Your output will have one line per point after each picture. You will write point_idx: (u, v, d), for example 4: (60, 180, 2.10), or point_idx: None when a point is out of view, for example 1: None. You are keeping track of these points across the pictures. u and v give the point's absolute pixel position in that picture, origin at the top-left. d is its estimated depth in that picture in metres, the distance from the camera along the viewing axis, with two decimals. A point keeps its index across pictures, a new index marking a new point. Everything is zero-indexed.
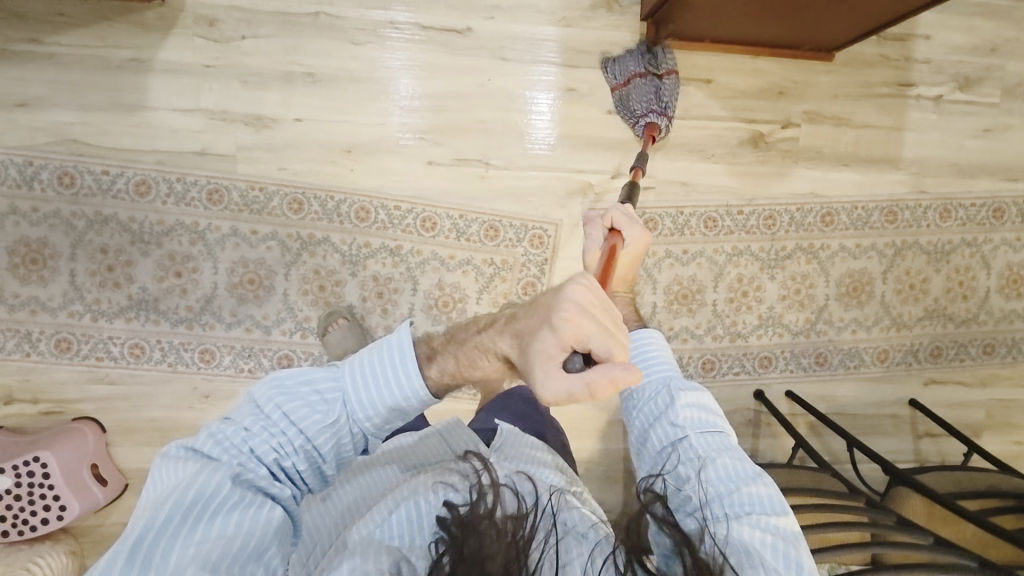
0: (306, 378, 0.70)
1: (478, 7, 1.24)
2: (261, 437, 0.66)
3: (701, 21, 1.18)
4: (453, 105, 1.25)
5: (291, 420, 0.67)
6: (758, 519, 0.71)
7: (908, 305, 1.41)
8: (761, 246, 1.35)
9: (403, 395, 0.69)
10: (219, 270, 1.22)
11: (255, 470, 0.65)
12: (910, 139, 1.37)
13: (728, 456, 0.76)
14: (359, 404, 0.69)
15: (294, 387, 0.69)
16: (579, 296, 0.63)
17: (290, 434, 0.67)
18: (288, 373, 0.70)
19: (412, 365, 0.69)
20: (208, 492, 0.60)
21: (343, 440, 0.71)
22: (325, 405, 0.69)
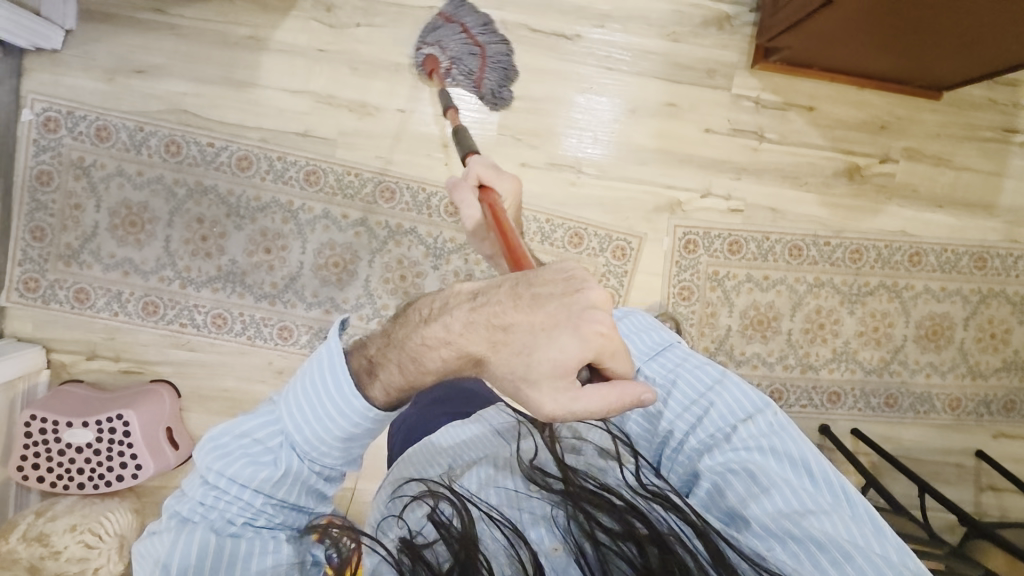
0: (236, 430, 0.63)
1: (590, 14, 1.23)
2: (224, 495, 0.60)
3: (820, 45, 1.15)
4: (552, 109, 1.25)
5: (242, 471, 0.61)
6: (744, 428, 0.69)
7: (987, 355, 1.38)
8: (844, 280, 1.33)
9: (351, 421, 0.62)
10: (307, 251, 1.24)
11: (231, 523, 0.60)
12: (1008, 186, 1.34)
13: (687, 372, 0.76)
14: (303, 436, 0.63)
15: (226, 444, 0.62)
16: (576, 297, 0.55)
17: (247, 495, 0.61)
18: (216, 429, 0.63)
19: (346, 385, 0.62)
20: (205, 556, 0.58)
21: (310, 480, 0.65)
22: (269, 455, 0.63)
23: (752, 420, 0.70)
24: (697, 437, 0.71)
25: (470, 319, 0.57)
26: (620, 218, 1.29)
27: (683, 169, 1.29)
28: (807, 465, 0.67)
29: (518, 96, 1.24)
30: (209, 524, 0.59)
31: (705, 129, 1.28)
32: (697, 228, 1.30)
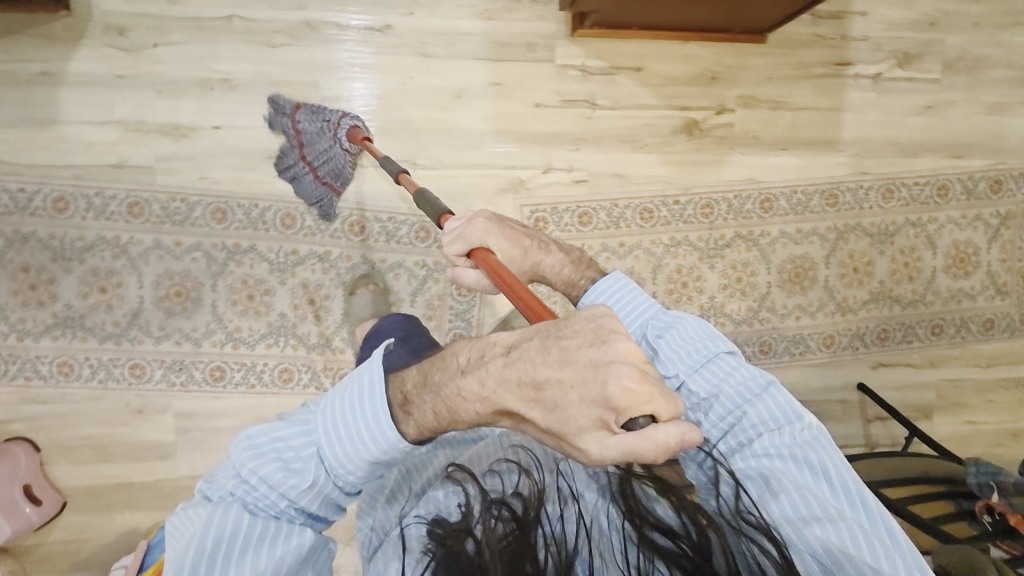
0: (274, 435, 0.65)
1: (397, 3, 1.20)
2: (257, 489, 0.63)
3: (622, 8, 1.14)
4: (376, 105, 1.22)
5: (274, 472, 0.63)
6: (763, 433, 0.69)
7: (854, 289, 1.40)
8: (699, 236, 1.33)
9: (384, 446, 0.63)
10: (144, 285, 1.21)
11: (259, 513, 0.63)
12: (849, 119, 1.34)
13: (730, 382, 0.72)
14: (338, 457, 0.64)
15: (263, 445, 0.65)
16: (599, 350, 0.51)
17: (273, 494, 0.64)
18: (257, 429, 0.66)
19: (384, 416, 0.63)
20: (234, 532, 0.61)
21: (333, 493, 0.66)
22: (301, 463, 0.65)
23: (777, 427, 0.69)
24: (735, 444, 0.71)
25: (513, 376, 0.55)
26: (465, 206, 1.27)
27: (520, 147, 1.27)
28: (828, 474, 0.66)
29: (337, 96, 1.21)
30: (239, 509, 0.62)
31: (536, 104, 1.26)
32: (544, 205, 1.29)
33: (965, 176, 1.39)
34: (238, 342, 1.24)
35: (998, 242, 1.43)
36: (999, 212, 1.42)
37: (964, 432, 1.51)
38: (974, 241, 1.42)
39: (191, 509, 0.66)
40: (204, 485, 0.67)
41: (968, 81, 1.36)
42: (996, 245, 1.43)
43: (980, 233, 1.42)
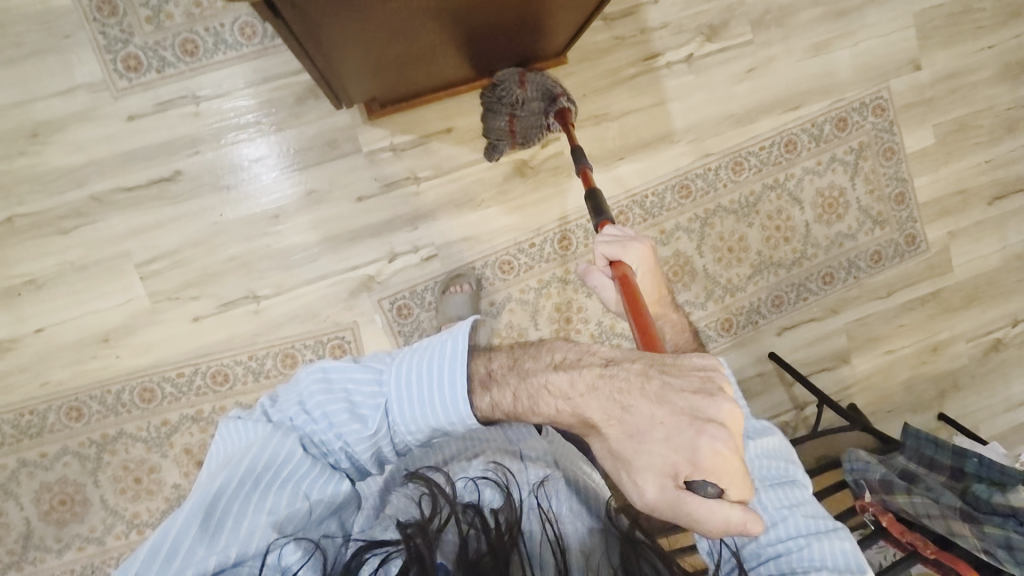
0: (349, 375, 0.65)
1: (177, 146, 1.13)
2: (316, 424, 0.64)
3: (396, 84, 1.08)
4: (194, 253, 1.16)
5: (340, 412, 0.63)
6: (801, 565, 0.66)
7: (734, 269, 1.39)
8: (568, 270, 1.30)
9: (454, 419, 0.63)
10: (25, 504, 1.17)
11: (308, 455, 0.64)
12: (676, 109, 1.31)
13: (799, 511, 0.71)
14: (406, 419, 0.64)
15: (336, 381, 0.65)
16: (705, 402, 0.57)
17: (330, 436, 0.64)
18: (333, 364, 0.66)
19: (462, 388, 0.63)
20: (277, 460, 0.62)
21: (386, 450, 0.66)
22: (363, 416, 0.64)
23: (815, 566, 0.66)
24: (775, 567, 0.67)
25: (620, 407, 0.59)
26: (322, 320, 1.23)
27: (357, 244, 1.22)
28: None
29: (151, 258, 1.15)
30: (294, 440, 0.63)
31: (358, 197, 1.21)
32: (401, 292, 1.25)
33: (808, 124, 1.37)
34: (142, 527, 1.20)
35: (860, 175, 1.41)
36: (853, 147, 1.40)
37: (886, 361, 1.52)
38: (837, 183, 1.41)
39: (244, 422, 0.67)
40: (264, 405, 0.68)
41: (782, 31, 1.33)
42: (860, 179, 1.41)
43: (840, 173, 1.40)
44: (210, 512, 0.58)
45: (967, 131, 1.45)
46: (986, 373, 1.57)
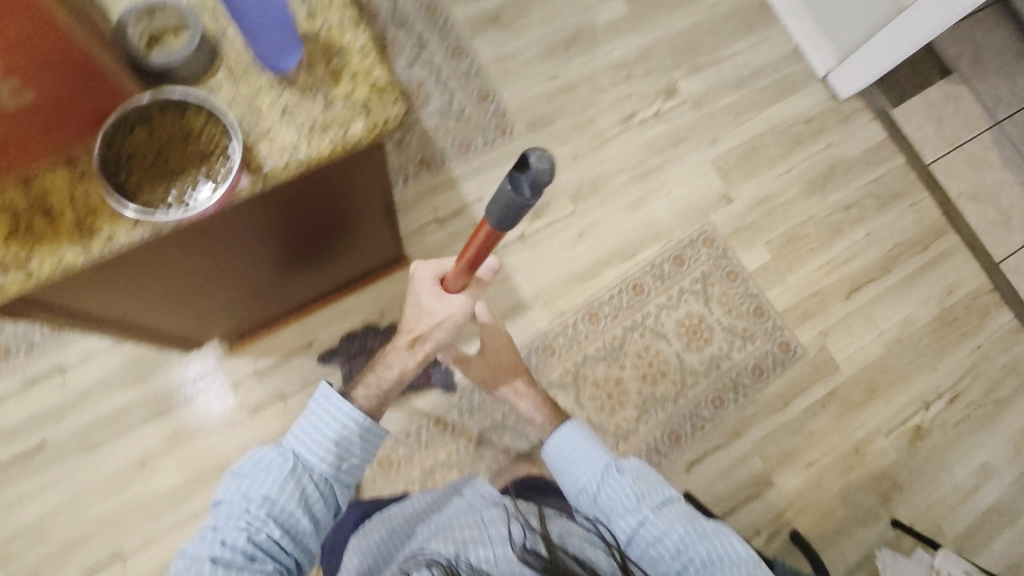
0: (253, 458, 0.80)
1: (44, 416, 1.19)
2: (236, 505, 0.76)
3: (241, 319, 1.21)
4: (58, 520, 1.15)
5: (258, 484, 0.77)
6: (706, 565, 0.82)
7: (619, 414, 1.40)
8: (449, 452, 1.37)
9: (352, 420, 0.82)
10: None
11: (228, 552, 0.72)
12: (521, 280, 1.44)
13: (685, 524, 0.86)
14: (317, 451, 0.81)
15: (245, 467, 0.79)
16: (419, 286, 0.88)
17: (254, 510, 0.75)
18: (241, 463, 0.80)
19: (350, 407, 0.82)
20: (207, 561, 0.71)
21: (308, 489, 0.80)
22: (280, 468, 0.79)
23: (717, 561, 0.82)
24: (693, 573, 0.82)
25: (415, 339, 0.90)
26: None
27: None
28: None
29: (13, 537, 1.14)
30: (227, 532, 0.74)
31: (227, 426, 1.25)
32: None
33: (648, 267, 1.50)
34: None
35: (713, 300, 1.51)
36: (697, 277, 1.51)
37: (814, 476, 1.43)
38: (694, 311, 1.49)
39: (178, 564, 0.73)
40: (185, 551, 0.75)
41: (598, 198, 1.53)
42: (714, 303, 1.50)
43: (693, 302, 1.50)
44: None
45: (797, 241, 1.59)
46: (924, 465, 1.49)
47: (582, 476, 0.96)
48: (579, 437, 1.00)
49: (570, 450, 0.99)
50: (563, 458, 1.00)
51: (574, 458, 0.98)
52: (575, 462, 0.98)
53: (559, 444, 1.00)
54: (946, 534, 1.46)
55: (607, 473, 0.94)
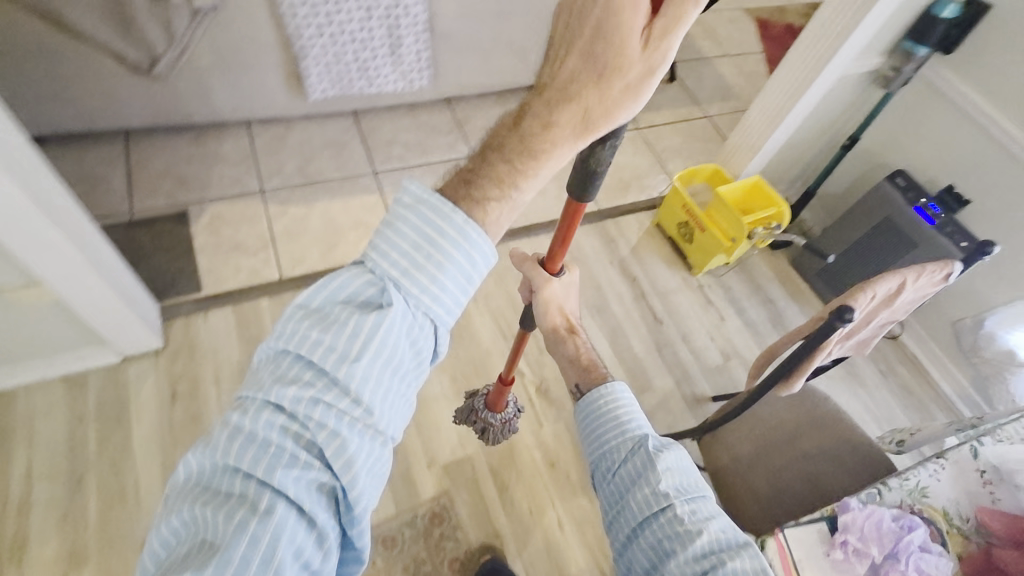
0: (344, 290, 0.65)
1: None
2: (318, 375, 0.61)
3: None
4: None
5: (316, 375, 0.61)
6: (702, 560, 0.81)
7: None
8: None
9: (447, 270, 0.65)
10: None
11: (301, 448, 0.58)
12: None
13: (706, 521, 0.85)
14: (404, 318, 0.65)
15: (330, 310, 0.63)
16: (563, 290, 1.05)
17: (314, 432, 0.58)
18: (323, 292, 0.65)
19: (435, 228, 0.64)
20: (258, 484, 0.55)
21: (392, 385, 0.64)
22: (352, 347, 0.61)
23: (728, 559, 0.81)
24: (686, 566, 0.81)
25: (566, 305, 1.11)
26: None
27: None
28: None
29: None
30: (355, 366, 0.60)
31: None
32: None
33: None
34: None
35: None
36: None
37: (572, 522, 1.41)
38: None
39: (261, 411, 0.59)
40: (235, 421, 0.59)
41: None
42: None
43: None
44: (219, 524, 0.53)
45: None
46: (572, 400, 1.61)
47: (611, 447, 0.99)
48: (626, 407, 1.01)
49: (605, 421, 1.01)
50: (598, 418, 1.02)
51: (605, 430, 1.01)
52: (610, 427, 1.00)
53: (597, 407, 1.02)
54: None
55: (642, 445, 0.94)
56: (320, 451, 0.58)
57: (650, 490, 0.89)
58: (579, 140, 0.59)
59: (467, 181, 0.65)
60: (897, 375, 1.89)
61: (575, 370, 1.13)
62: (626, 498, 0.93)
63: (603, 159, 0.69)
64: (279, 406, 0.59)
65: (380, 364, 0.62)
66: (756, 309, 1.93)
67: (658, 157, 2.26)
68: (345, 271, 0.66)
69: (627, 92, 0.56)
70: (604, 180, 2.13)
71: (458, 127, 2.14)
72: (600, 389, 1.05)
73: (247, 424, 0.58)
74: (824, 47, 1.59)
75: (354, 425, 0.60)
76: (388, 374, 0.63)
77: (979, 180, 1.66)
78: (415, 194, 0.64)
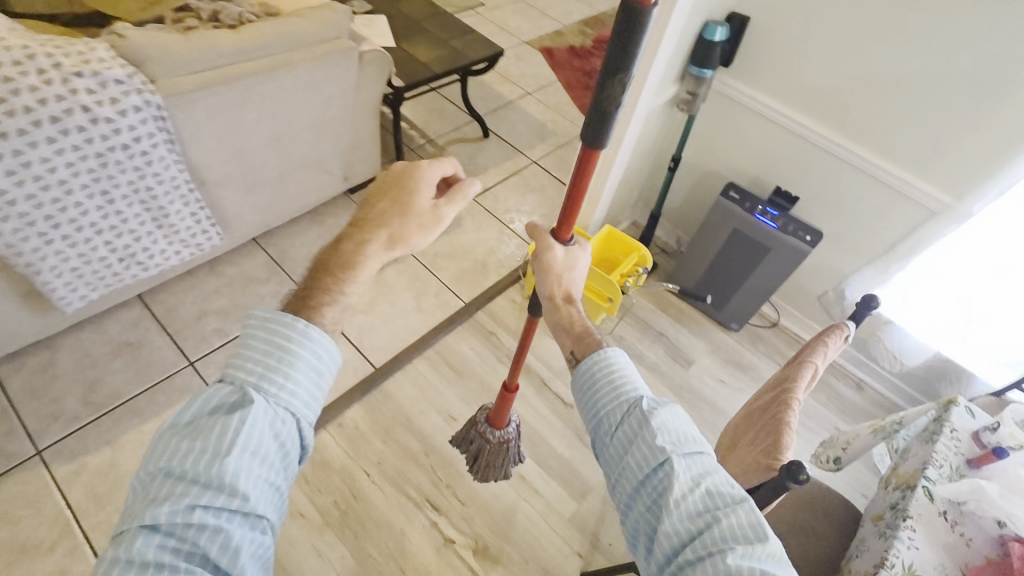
0: (210, 402, 0.65)
1: None
2: (196, 480, 0.60)
3: None
4: None
5: (194, 487, 0.59)
6: (696, 521, 0.76)
7: None
8: None
9: (303, 368, 0.69)
10: None
11: (185, 549, 0.57)
12: None
13: (706, 477, 0.80)
14: (277, 415, 0.66)
15: (203, 417, 0.64)
16: (573, 258, 1.05)
17: (199, 529, 0.58)
18: (194, 406, 0.65)
19: (286, 334, 0.69)
20: None
21: (271, 476, 0.64)
22: (223, 449, 0.61)
23: (719, 519, 0.75)
24: (674, 534, 0.76)
25: (571, 280, 1.04)
26: None
27: None
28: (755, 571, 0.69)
29: None
30: (226, 461, 0.60)
31: None
32: None
33: None
34: None
35: None
36: None
37: None
38: None
39: (143, 522, 0.57)
40: (112, 554, 0.56)
41: None
42: None
43: None
44: None
45: None
46: (515, 547, 1.40)
47: (603, 413, 0.90)
48: (615, 367, 0.92)
49: (594, 385, 0.92)
50: (588, 385, 0.93)
51: (601, 389, 0.92)
52: (597, 393, 0.91)
53: (590, 371, 0.93)
54: (574, 512, 1.48)
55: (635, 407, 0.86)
56: (216, 558, 0.58)
57: (644, 451, 0.82)
58: (387, 253, 0.80)
59: (302, 298, 0.74)
60: (791, 360, 1.95)
61: (569, 337, 1.00)
62: (618, 464, 0.86)
63: (618, 95, 0.76)
64: (154, 526, 0.57)
65: (252, 456, 0.62)
66: (651, 349, 1.88)
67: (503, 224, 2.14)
68: (209, 387, 0.66)
69: (423, 224, 0.83)
70: (459, 268, 1.95)
71: (277, 266, 1.82)
72: (591, 353, 0.97)
73: (133, 540, 0.56)
74: (624, 99, 1.58)
75: (235, 518, 0.60)
76: (264, 469, 0.63)
77: (795, 171, 1.73)
78: (266, 314, 0.70)
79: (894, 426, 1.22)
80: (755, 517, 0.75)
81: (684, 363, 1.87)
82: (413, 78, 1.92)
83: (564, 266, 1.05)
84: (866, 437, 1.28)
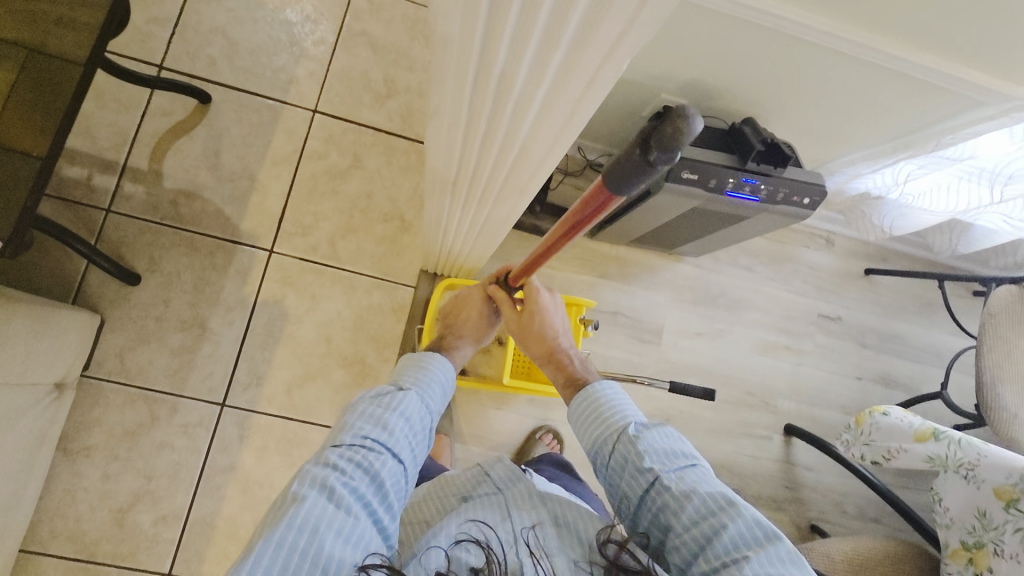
0: (375, 389, 0.75)
1: None
2: (377, 411, 0.71)
3: None
4: None
5: (379, 413, 0.71)
6: (699, 522, 0.65)
7: None
8: None
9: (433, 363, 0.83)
10: None
11: (365, 458, 0.65)
12: None
13: (705, 487, 0.68)
14: (420, 397, 0.77)
15: (376, 389, 0.75)
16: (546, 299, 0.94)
17: (383, 448, 0.67)
18: (369, 390, 0.75)
19: (427, 359, 0.83)
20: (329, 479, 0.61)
21: (420, 442, 0.74)
22: (397, 402, 0.73)
23: (725, 520, 0.63)
24: (683, 540, 0.66)
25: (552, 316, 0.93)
26: None
27: None
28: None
29: None
30: (390, 417, 0.71)
31: None
32: None
33: None
34: None
35: None
36: None
37: None
38: None
39: (348, 434, 0.68)
40: (302, 472, 0.62)
41: None
42: None
43: None
44: (298, 512, 0.57)
45: None
46: None
47: (595, 442, 0.78)
48: (599, 393, 0.80)
49: (583, 421, 0.80)
50: (581, 420, 0.80)
51: (585, 428, 0.80)
52: (585, 421, 0.80)
53: (581, 404, 0.81)
54: None
55: (622, 432, 0.74)
56: (378, 475, 0.65)
57: (634, 479, 0.71)
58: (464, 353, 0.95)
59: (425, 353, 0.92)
60: (758, 251, 1.58)
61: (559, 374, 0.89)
62: (615, 487, 0.74)
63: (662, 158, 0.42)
64: (337, 450, 0.65)
65: (406, 421, 0.72)
66: (614, 343, 1.46)
67: (342, 270, 1.36)
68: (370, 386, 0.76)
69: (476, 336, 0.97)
70: (332, 389, 1.32)
71: (91, 565, 1.19)
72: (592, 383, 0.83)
73: (332, 446, 0.66)
74: (501, 191, 0.72)
75: (388, 455, 0.67)
76: (410, 440, 0.72)
77: (758, 74, 0.99)
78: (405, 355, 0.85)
79: (961, 469, 1.02)
80: (755, 516, 0.63)
81: (654, 336, 1.49)
82: (18, 172, 0.86)
83: (548, 306, 0.93)
84: (919, 459, 1.08)
